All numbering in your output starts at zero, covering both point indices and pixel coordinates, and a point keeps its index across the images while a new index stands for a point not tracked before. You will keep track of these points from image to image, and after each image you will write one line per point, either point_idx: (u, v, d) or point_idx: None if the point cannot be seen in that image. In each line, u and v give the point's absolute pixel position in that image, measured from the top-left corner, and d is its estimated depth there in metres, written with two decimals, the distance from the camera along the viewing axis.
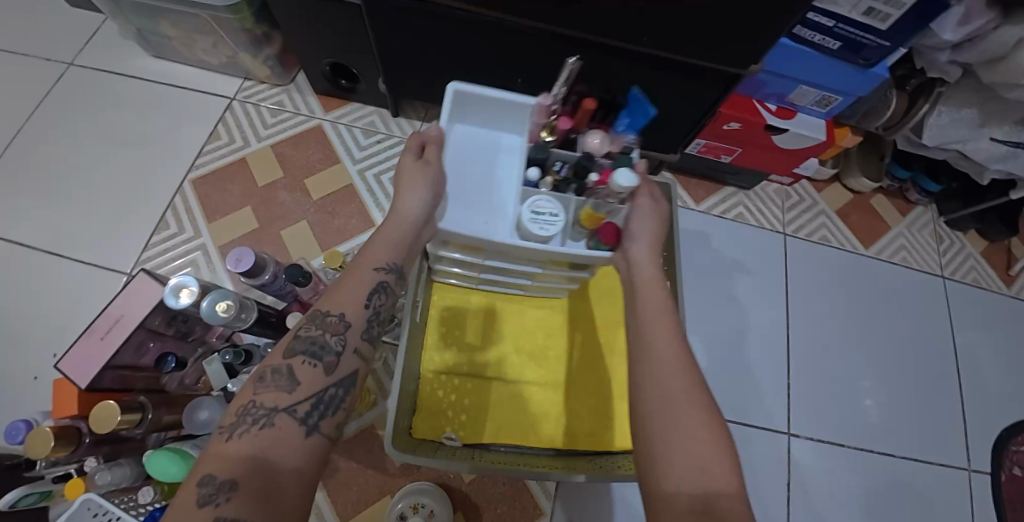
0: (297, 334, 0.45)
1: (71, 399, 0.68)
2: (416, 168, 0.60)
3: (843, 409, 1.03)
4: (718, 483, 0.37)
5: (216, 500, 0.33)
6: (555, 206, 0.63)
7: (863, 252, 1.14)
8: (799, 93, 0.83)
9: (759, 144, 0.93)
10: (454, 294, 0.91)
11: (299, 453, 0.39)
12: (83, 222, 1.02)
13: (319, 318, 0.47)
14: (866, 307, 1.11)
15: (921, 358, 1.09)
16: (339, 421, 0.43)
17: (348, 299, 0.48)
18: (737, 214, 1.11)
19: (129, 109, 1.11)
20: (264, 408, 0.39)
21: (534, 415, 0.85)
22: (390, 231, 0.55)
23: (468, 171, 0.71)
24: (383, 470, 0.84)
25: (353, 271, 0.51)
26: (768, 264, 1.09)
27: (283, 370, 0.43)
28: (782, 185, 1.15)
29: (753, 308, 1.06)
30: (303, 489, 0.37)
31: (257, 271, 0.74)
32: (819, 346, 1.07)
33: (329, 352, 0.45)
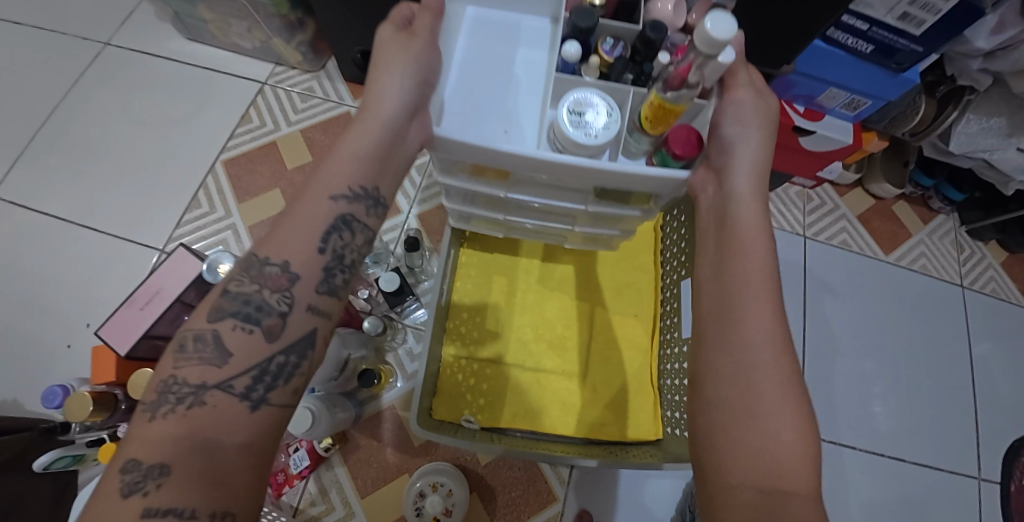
0: (226, 291, 0.41)
1: (108, 367, 0.71)
2: (400, 49, 0.51)
3: (854, 413, 1.04)
4: (791, 483, 0.39)
5: (144, 488, 0.31)
6: (605, 103, 0.54)
7: (882, 258, 1.14)
8: (828, 95, 0.84)
9: (785, 145, 0.93)
10: (476, 282, 0.92)
11: (246, 429, 0.37)
12: (117, 199, 1.05)
13: (255, 268, 0.41)
14: (883, 312, 1.12)
15: (935, 366, 1.10)
16: (294, 387, 0.41)
17: (289, 244, 0.43)
18: None
19: (163, 90, 1.13)
20: (188, 386, 0.36)
21: (551, 403, 0.87)
22: (363, 132, 0.48)
23: (474, 75, 0.63)
24: (401, 449, 0.86)
25: (315, 189, 0.45)
26: (788, 266, 1.10)
27: (208, 336, 0.39)
28: (804, 188, 1.15)
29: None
30: (252, 462, 0.36)
31: None
32: (833, 350, 1.08)
33: (267, 310, 0.41)
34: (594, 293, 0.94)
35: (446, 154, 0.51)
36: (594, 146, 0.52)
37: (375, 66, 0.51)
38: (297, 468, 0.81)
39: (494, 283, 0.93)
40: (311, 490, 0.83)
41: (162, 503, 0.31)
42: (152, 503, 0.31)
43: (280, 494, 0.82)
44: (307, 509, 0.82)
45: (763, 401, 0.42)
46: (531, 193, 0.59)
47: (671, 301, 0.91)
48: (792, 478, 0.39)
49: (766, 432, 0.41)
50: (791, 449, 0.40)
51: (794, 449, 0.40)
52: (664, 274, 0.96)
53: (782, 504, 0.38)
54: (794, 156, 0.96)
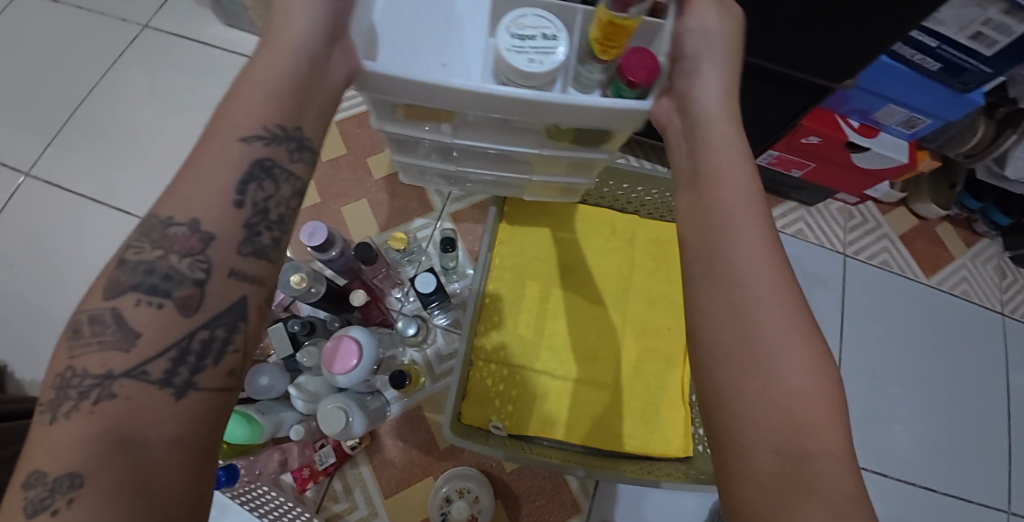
0: (123, 259, 0.33)
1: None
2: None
3: (884, 439, 1.01)
4: (817, 443, 0.32)
5: (52, 506, 0.25)
6: (545, 26, 0.50)
7: (922, 281, 1.11)
8: (885, 112, 0.81)
9: (835, 161, 0.90)
10: (509, 285, 0.91)
11: (174, 417, 0.30)
12: (152, 183, 1.05)
13: (156, 231, 0.33)
14: (920, 337, 1.08)
15: (971, 395, 1.07)
16: (231, 366, 0.33)
17: (196, 191, 0.35)
18: (797, 230, 1.08)
19: (200, 76, 1.13)
20: (90, 378, 0.28)
21: (579, 413, 0.86)
22: (269, 59, 0.41)
23: (405, 11, 0.58)
24: (427, 451, 0.85)
25: (219, 126, 0.38)
26: (824, 285, 1.07)
27: (109, 316, 0.30)
28: (846, 204, 1.12)
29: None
30: (183, 454, 0.29)
31: (327, 245, 0.74)
32: (866, 373, 1.05)
33: (182, 284, 0.32)
34: (627, 302, 0.93)
35: (375, 92, 0.50)
36: (542, 75, 0.49)
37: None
38: (321, 465, 0.80)
39: (527, 287, 0.91)
40: (335, 487, 0.83)
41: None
42: None
43: (302, 489, 0.81)
44: (330, 506, 0.82)
45: (773, 348, 0.36)
46: (476, 136, 0.60)
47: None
48: (818, 436, 0.33)
49: (779, 385, 0.35)
50: (812, 402, 0.34)
51: (814, 400, 0.34)
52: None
53: (810, 470, 0.31)
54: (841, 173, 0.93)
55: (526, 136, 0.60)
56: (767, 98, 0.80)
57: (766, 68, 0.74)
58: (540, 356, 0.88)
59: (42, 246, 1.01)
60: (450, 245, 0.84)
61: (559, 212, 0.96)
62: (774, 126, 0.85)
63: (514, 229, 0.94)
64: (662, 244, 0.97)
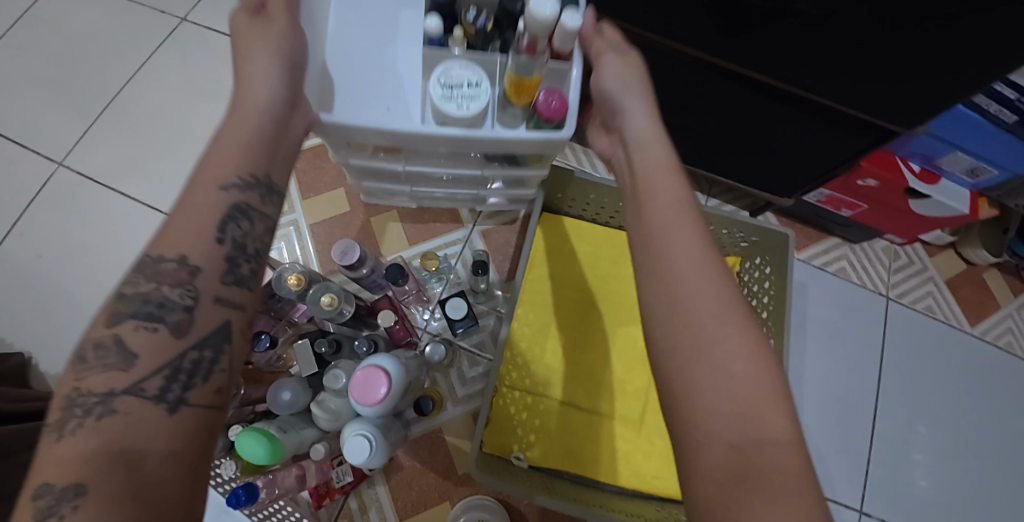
0: (123, 293, 0.34)
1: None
2: (252, 26, 0.45)
3: (917, 494, 0.97)
4: (767, 430, 0.35)
5: (58, 512, 0.24)
6: (474, 75, 0.54)
7: (966, 330, 1.06)
8: (950, 159, 0.76)
9: (889, 204, 0.86)
10: (538, 311, 0.89)
11: (169, 435, 0.30)
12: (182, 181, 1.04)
13: (149, 266, 0.34)
14: (961, 389, 1.03)
15: (1012, 454, 1.01)
16: (219, 386, 0.34)
17: (186, 236, 0.36)
18: (838, 269, 1.05)
19: None
20: (94, 395, 0.29)
21: (602, 449, 0.83)
22: (241, 109, 0.43)
23: (363, 53, 0.62)
24: (445, 476, 0.83)
25: (200, 179, 0.39)
26: (861, 326, 1.04)
27: (110, 342, 0.31)
28: (892, 243, 1.07)
29: (835, 369, 1.02)
30: (186, 468, 0.29)
31: (359, 263, 0.73)
32: (901, 423, 1.01)
33: (168, 318, 0.33)
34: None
35: (337, 134, 0.56)
36: (469, 118, 0.54)
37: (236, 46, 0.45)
38: (338, 482, 0.79)
39: (557, 315, 0.89)
40: (351, 504, 0.82)
41: None
42: None
43: (318, 505, 0.79)
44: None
45: (714, 341, 0.38)
46: (426, 164, 0.66)
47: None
48: (762, 419, 0.35)
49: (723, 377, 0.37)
50: (752, 388, 0.36)
51: (756, 384, 0.36)
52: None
53: (760, 457, 0.33)
54: (894, 215, 0.89)
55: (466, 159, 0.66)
56: (824, 136, 0.75)
57: (823, 104, 0.68)
58: (566, 387, 0.86)
59: (72, 238, 1.01)
60: (483, 268, 0.82)
61: (595, 236, 0.93)
62: (829, 163, 0.80)
63: (548, 253, 0.92)
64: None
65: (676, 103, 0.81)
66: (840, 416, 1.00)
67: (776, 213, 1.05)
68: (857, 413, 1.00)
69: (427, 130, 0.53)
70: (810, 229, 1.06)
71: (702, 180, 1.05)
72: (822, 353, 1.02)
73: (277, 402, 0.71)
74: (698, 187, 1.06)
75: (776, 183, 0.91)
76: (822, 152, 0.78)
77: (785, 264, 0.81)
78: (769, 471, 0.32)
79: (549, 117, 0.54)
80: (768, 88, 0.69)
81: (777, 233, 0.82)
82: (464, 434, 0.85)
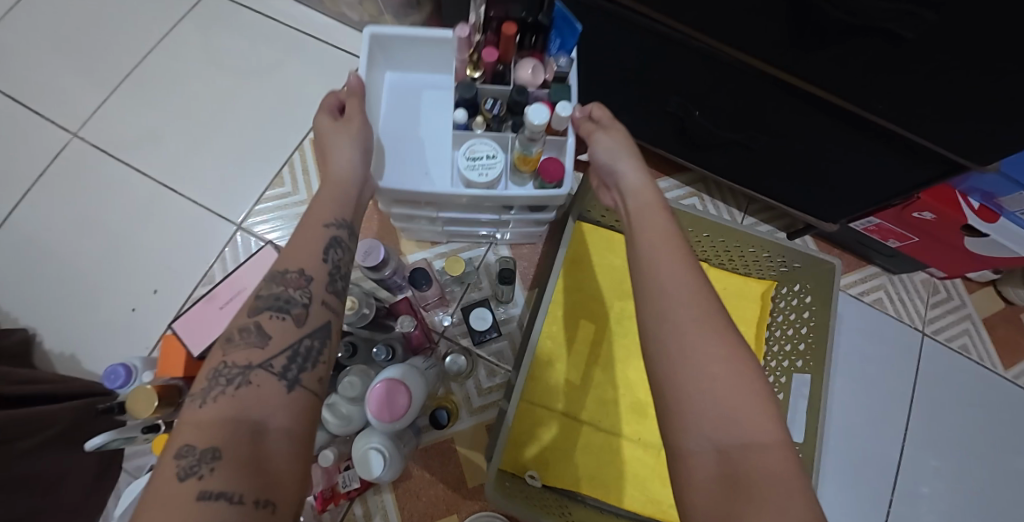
0: (259, 295, 0.42)
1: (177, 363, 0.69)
2: (338, 126, 0.57)
3: None
4: (753, 433, 0.35)
5: (199, 472, 0.30)
6: (490, 148, 0.63)
7: (1002, 372, 1.02)
8: (1012, 198, 0.69)
9: (942, 240, 0.82)
10: (562, 324, 0.85)
11: (283, 409, 0.36)
12: (198, 161, 1.00)
13: (278, 276, 0.43)
14: (994, 434, 0.99)
15: None
16: (322, 375, 0.40)
17: (300, 256, 0.45)
18: (875, 299, 1.01)
19: (260, 51, 1.06)
20: (236, 367, 0.37)
21: (621, 471, 0.80)
22: (327, 181, 0.53)
23: (403, 136, 0.73)
24: (455, 488, 0.80)
25: (309, 220, 0.49)
26: (891, 359, 1.00)
27: (256, 325, 0.40)
28: (932, 276, 1.03)
29: (860, 403, 0.98)
30: (294, 445, 0.35)
31: (381, 266, 0.69)
32: (926, 465, 0.97)
33: (293, 309, 0.42)
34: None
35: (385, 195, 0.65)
36: (487, 182, 0.62)
37: (318, 140, 0.58)
38: (344, 488, 0.75)
39: (582, 331, 0.85)
40: (356, 509, 0.79)
41: (218, 485, 0.30)
42: (208, 485, 0.30)
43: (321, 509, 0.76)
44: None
45: (702, 352, 0.39)
46: (458, 212, 0.72)
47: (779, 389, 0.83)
48: (747, 422, 0.36)
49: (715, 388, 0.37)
50: (741, 397, 0.37)
51: (742, 388, 0.37)
52: (772, 356, 0.87)
53: (745, 461, 0.34)
54: (944, 249, 0.85)
55: (486, 209, 0.72)
56: (885, 166, 0.69)
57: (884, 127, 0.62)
58: (586, 405, 0.83)
59: (82, 213, 0.97)
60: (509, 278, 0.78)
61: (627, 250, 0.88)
62: (885, 194, 0.74)
63: (576, 265, 0.87)
64: (735, 300, 0.88)
65: (727, 116, 0.75)
66: (862, 452, 0.96)
67: (816, 238, 1.01)
68: (880, 451, 0.96)
69: (453, 191, 0.60)
70: (846, 255, 1.02)
71: (741, 196, 1.00)
72: (849, 386, 0.98)
73: None
74: (736, 204, 1.01)
75: (823, 208, 0.86)
76: (879, 182, 0.73)
77: (831, 296, 0.77)
78: (754, 475, 0.33)
79: (552, 178, 0.61)
80: (828, 105, 0.63)
81: (823, 263, 0.78)
82: (478, 447, 0.82)
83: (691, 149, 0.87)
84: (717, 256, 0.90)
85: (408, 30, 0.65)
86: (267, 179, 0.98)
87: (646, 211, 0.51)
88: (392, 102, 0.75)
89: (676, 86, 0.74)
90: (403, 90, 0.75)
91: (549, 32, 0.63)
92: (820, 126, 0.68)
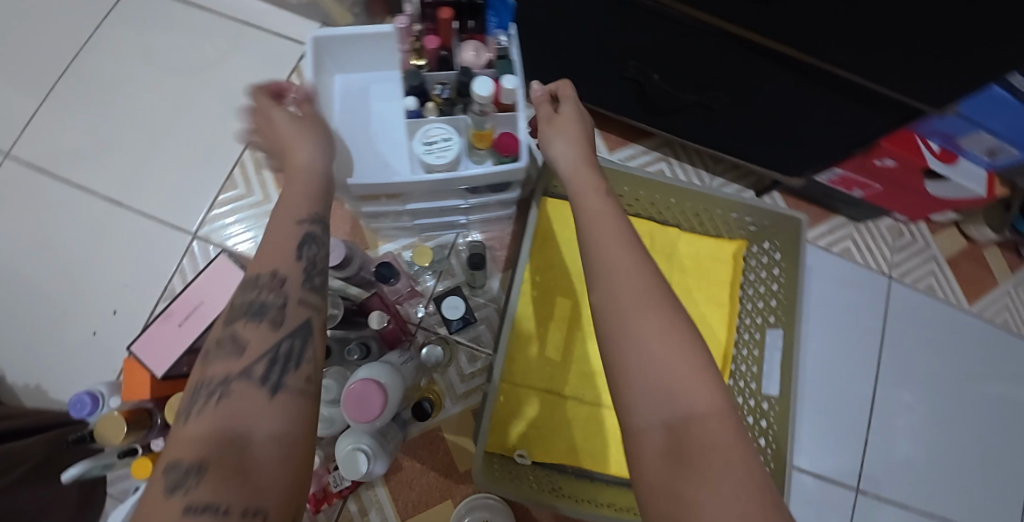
0: (234, 304, 0.37)
1: (143, 384, 0.65)
2: (299, 123, 0.52)
3: (913, 471, 0.98)
4: (696, 403, 0.32)
5: (186, 487, 0.25)
6: (446, 130, 0.60)
7: (965, 308, 1.05)
8: (971, 139, 0.72)
9: (905, 186, 0.83)
10: (538, 302, 0.85)
11: (277, 414, 0.31)
12: (144, 169, 0.95)
13: (252, 282, 0.38)
14: (960, 369, 1.03)
15: (1004, 429, 1.03)
16: (311, 374, 0.35)
17: (272, 256, 0.39)
18: (843, 249, 1.03)
19: (194, 44, 0.99)
20: (217, 378, 0.32)
21: (610, 441, 0.80)
22: (288, 177, 0.47)
23: (360, 132, 0.70)
24: (446, 475, 0.81)
25: (277, 222, 0.42)
26: (860, 304, 1.02)
27: (231, 337, 0.35)
28: (897, 222, 1.05)
29: (833, 349, 1.01)
30: (290, 448, 0.29)
31: (347, 262, 0.67)
32: (898, 402, 1.01)
33: (269, 315, 0.36)
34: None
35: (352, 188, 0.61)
36: (444, 165, 0.60)
37: (271, 130, 0.53)
38: (336, 488, 0.75)
39: (558, 308, 0.85)
40: (350, 507, 0.79)
41: (206, 499, 0.25)
42: (194, 502, 0.25)
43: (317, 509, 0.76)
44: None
45: (635, 320, 0.35)
46: (424, 200, 0.70)
47: (753, 345, 0.85)
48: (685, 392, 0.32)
49: (649, 359, 0.33)
50: (677, 366, 0.33)
51: (677, 355, 0.33)
52: (744, 313, 0.88)
53: (687, 436, 0.30)
54: (908, 194, 0.86)
55: (452, 194, 0.70)
56: (844, 116, 0.68)
57: (841, 78, 0.61)
58: (569, 380, 0.83)
59: (27, 236, 0.92)
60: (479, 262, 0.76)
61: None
62: (847, 144, 0.74)
63: (547, 242, 0.86)
64: (706, 262, 0.89)
65: (685, 77, 0.73)
66: (836, 397, 1.00)
67: (783, 194, 1.01)
68: (853, 393, 1.00)
69: (410, 180, 0.58)
70: (814, 209, 1.03)
71: (707, 158, 1.00)
72: (822, 335, 1.01)
73: None
74: (703, 166, 1.00)
75: (788, 163, 0.86)
76: (841, 133, 0.72)
77: (798, 249, 0.77)
78: (699, 448, 0.30)
79: (507, 152, 0.60)
80: (785, 59, 0.62)
81: (789, 218, 0.78)
82: (465, 433, 0.82)
83: (654, 114, 0.86)
84: (686, 219, 0.89)
85: (349, 28, 0.61)
86: (219, 183, 0.94)
87: (588, 186, 0.46)
88: (345, 106, 0.70)
89: (632, 51, 0.72)
90: (356, 86, 0.71)
91: (485, 11, 0.61)
92: (778, 81, 0.66)
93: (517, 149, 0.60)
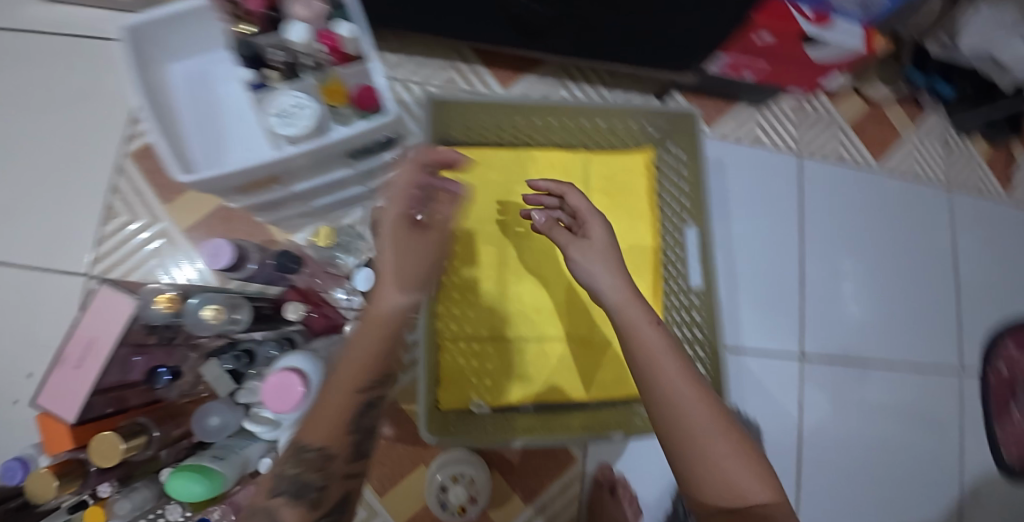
0: (282, 470, 0.48)
1: (63, 433, 0.56)
2: (394, 279, 0.48)
3: (854, 328, 1.05)
4: (749, 489, 0.44)
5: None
6: (298, 98, 0.55)
7: (874, 167, 1.11)
8: None
9: (790, 56, 0.84)
10: (463, 255, 0.84)
11: None
12: (13, 220, 0.87)
13: (298, 454, 0.47)
14: (878, 225, 1.10)
15: (923, 268, 1.12)
16: None
17: (325, 425, 0.47)
18: (754, 137, 1.04)
19: (34, 74, 0.91)
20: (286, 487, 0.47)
21: (560, 375, 0.83)
22: (354, 343, 0.49)
23: (206, 120, 0.73)
24: (414, 442, 0.82)
25: (337, 387, 0.48)
26: (775, 183, 1.04)
27: (276, 506, 0.46)
28: (798, 99, 1.07)
29: (759, 233, 1.02)
30: None
31: (239, 263, 0.61)
32: (831, 270, 1.06)
33: (311, 488, 0.47)
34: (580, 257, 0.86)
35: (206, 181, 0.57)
36: (304, 136, 0.55)
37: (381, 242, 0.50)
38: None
39: (486, 256, 0.84)
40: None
41: None
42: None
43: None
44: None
45: (708, 464, 0.44)
46: (311, 178, 0.68)
47: (677, 245, 0.89)
48: (743, 478, 0.44)
49: (721, 467, 0.44)
50: (743, 469, 0.45)
51: (742, 458, 0.45)
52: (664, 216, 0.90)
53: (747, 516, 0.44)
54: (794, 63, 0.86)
55: (337, 163, 0.67)
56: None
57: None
58: (511, 322, 0.83)
59: None
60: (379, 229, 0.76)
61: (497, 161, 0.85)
62: (721, 26, 0.73)
63: (458, 191, 0.84)
64: (618, 174, 0.88)
65: None
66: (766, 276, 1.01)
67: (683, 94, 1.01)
68: (784, 269, 1.02)
69: (272, 160, 0.55)
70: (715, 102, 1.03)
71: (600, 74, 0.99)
72: (751, 225, 1.01)
73: (205, 429, 0.62)
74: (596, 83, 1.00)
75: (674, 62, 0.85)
76: (710, 15, 0.71)
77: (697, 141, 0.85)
78: None
79: (367, 105, 0.57)
80: None
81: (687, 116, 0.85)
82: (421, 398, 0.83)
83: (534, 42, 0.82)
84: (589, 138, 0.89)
85: (161, 8, 0.61)
86: (105, 215, 0.88)
87: (632, 312, 0.51)
88: (189, 95, 0.73)
89: None
90: (199, 76, 0.73)
91: None
92: None
93: (378, 99, 0.57)
